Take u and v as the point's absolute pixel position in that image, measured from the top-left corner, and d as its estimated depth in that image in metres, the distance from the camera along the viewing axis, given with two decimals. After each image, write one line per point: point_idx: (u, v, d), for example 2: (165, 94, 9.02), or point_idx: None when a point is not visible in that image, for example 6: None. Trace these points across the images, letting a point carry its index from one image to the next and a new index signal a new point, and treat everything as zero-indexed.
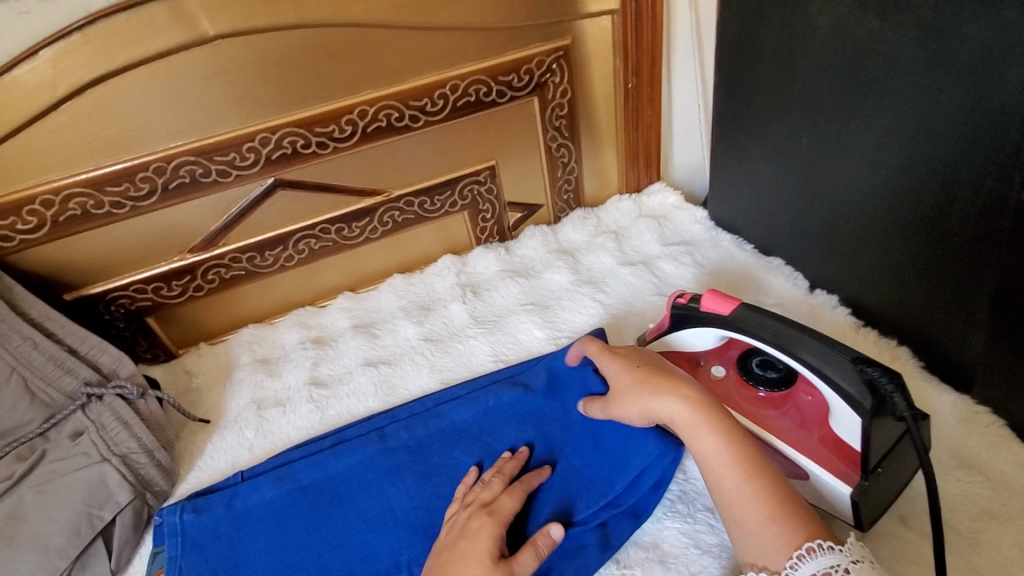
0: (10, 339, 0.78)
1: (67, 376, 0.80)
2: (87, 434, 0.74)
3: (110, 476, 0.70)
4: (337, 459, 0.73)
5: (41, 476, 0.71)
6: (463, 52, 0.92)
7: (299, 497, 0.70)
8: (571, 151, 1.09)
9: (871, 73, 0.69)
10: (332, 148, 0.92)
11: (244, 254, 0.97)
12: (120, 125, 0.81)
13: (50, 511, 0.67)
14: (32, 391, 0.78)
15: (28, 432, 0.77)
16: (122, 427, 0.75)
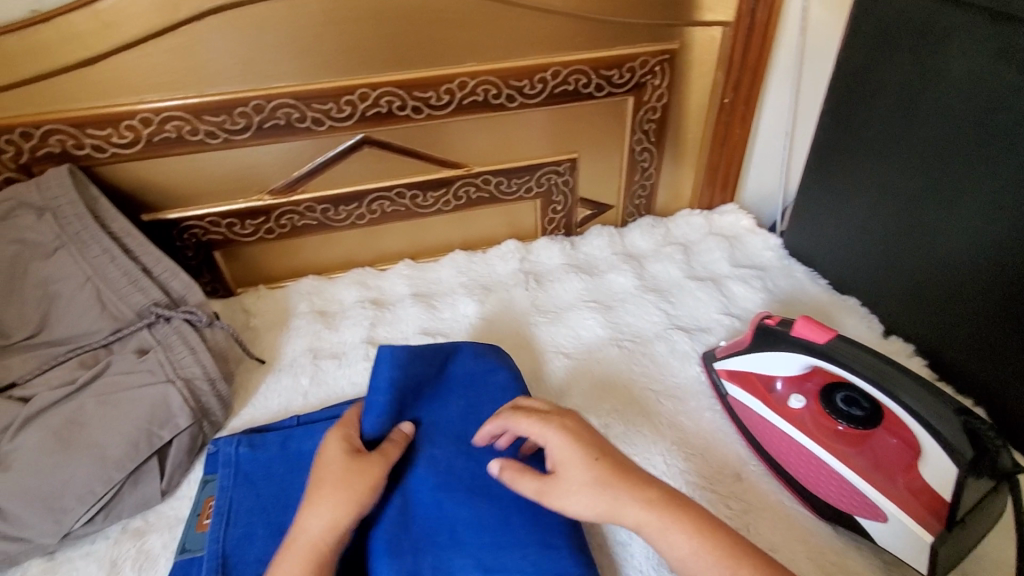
0: (90, 248, 0.79)
1: (138, 293, 0.80)
2: (155, 353, 0.74)
3: (173, 398, 0.70)
4: None
5: (104, 386, 0.71)
6: (572, 40, 0.90)
7: None
8: (654, 157, 1.08)
9: (1002, 126, 0.68)
10: (426, 114, 0.91)
11: (319, 205, 0.97)
12: (229, 57, 0.81)
13: (111, 423, 0.67)
14: (104, 303, 0.79)
15: (94, 341, 0.78)
16: (188, 353, 0.76)
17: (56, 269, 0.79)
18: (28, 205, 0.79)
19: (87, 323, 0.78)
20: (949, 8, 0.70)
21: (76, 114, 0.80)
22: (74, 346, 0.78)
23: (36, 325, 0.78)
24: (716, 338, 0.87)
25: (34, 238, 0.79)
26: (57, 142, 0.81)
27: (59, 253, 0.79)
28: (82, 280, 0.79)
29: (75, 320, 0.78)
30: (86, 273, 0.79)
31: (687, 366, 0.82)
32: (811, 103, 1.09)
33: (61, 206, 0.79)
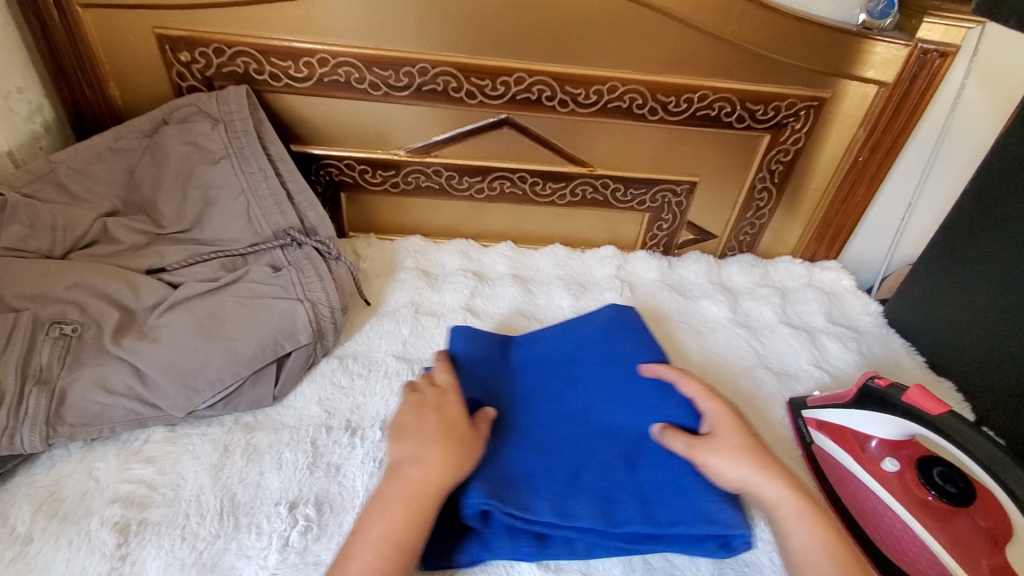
0: (249, 164, 0.87)
1: (280, 215, 0.87)
2: (288, 272, 0.82)
3: (299, 315, 0.77)
4: (549, 351, 0.81)
5: (242, 290, 0.79)
6: (728, 69, 0.92)
7: (539, 377, 0.78)
8: (771, 198, 1.08)
9: None
10: (570, 109, 0.95)
11: (446, 172, 1.02)
12: (410, 19, 0.86)
13: (247, 322, 0.75)
14: (248, 218, 0.87)
15: (235, 249, 0.86)
16: (315, 278, 0.82)
17: (216, 176, 0.87)
18: (205, 114, 0.88)
19: (232, 231, 0.86)
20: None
21: (265, 41, 0.87)
22: (214, 248, 0.85)
23: (190, 222, 0.87)
24: (803, 387, 0.87)
25: (204, 145, 0.87)
26: (242, 63, 0.89)
27: (221, 162, 0.87)
28: (236, 191, 0.87)
29: (223, 228, 0.86)
30: (239, 185, 0.87)
31: (771, 406, 0.83)
32: (946, 181, 1.07)
33: (233, 121, 0.87)
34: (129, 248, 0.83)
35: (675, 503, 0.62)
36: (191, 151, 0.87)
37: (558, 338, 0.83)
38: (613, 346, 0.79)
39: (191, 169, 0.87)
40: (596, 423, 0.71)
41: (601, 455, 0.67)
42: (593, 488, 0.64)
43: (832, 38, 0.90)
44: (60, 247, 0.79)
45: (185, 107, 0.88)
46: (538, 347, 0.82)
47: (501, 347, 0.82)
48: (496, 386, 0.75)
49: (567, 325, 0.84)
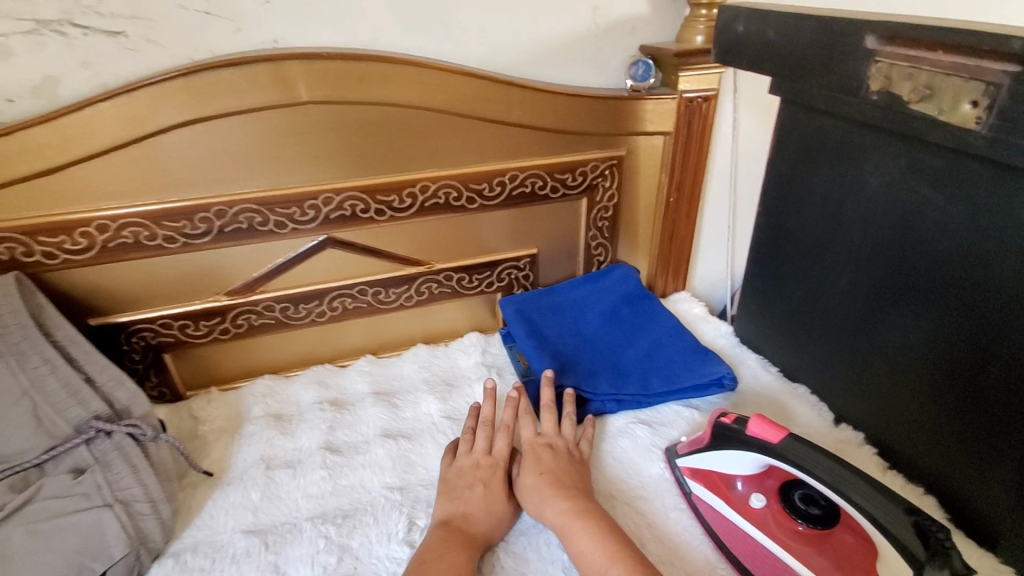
0: (29, 359, 0.75)
1: (78, 406, 0.76)
2: (91, 474, 0.71)
3: (109, 526, 0.68)
4: (573, 287, 1.10)
5: (34, 513, 0.67)
6: (529, 148, 0.97)
7: (569, 313, 1.06)
8: (608, 251, 1.13)
9: (913, 235, 0.72)
10: (389, 216, 0.94)
11: (278, 304, 0.96)
12: (191, 168, 0.83)
13: (42, 557, 0.64)
14: (38, 422, 0.74)
15: (26, 460, 0.73)
16: (128, 473, 0.72)
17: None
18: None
19: (18, 442, 0.73)
20: (862, 130, 0.77)
21: (30, 222, 0.79)
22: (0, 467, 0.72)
23: None
24: (678, 432, 0.88)
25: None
26: (6, 250, 0.79)
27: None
28: (17, 395, 0.74)
29: (6, 440, 0.73)
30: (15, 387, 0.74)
31: (650, 463, 0.82)
32: (747, 199, 1.18)
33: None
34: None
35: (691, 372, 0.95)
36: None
37: (576, 288, 1.09)
38: (603, 291, 1.09)
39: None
40: (618, 336, 1.03)
41: (622, 358, 0.98)
42: (643, 374, 0.95)
43: (608, 106, 0.98)
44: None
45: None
46: (565, 292, 1.09)
47: (539, 299, 1.07)
48: (548, 335, 1.01)
49: (580, 278, 1.11)
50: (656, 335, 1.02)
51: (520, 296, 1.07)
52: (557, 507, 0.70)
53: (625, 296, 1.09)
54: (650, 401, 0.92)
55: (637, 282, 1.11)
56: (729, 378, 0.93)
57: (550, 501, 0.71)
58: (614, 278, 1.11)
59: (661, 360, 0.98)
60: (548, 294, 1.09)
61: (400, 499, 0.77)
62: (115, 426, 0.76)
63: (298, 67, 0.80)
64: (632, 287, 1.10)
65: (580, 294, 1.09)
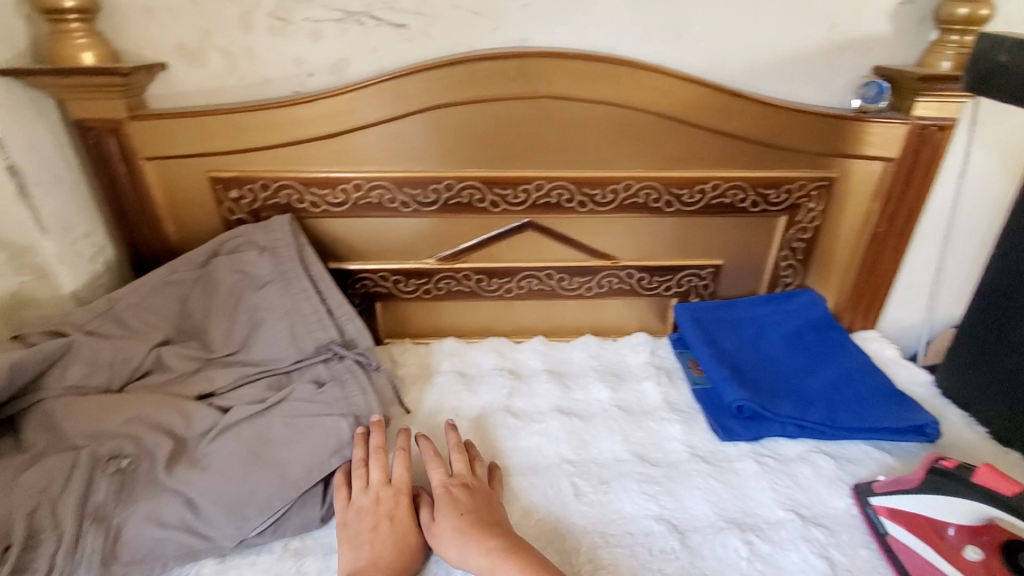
0: (293, 286, 0.92)
1: (323, 330, 0.90)
2: (332, 388, 0.84)
3: (345, 432, 0.79)
4: (752, 304, 1.07)
5: (289, 409, 0.80)
6: (737, 160, 0.97)
7: (746, 330, 1.04)
8: (797, 274, 1.09)
9: None
10: (590, 209, 1.00)
11: (476, 275, 1.06)
12: (436, 145, 0.95)
13: (293, 444, 0.76)
14: (293, 337, 0.90)
15: (281, 366, 0.88)
16: (357, 392, 0.85)
17: (262, 301, 0.91)
18: (254, 243, 0.94)
19: (278, 351, 0.89)
20: None
21: (307, 175, 0.96)
22: (263, 368, 0.88)
23: (238, 345, 0.90)
24: (866, 472, 0.84)
25: (253, 271, 0.92)
26: (286, 195, 0.97)
27: (268, 287, 0.91)
28: (281, 313, 0.90)
29: (270, 347, 0.89)
30: (282, 306, 0.91)
31: (834, 496, 0.79)
32: (965, 242, 1.08)
33: (280, 248, 0.93)
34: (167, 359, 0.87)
35: (886, 414, 0.89)
36: (240, 280, 0.92)
37: (755, 306, 1.07)
38: (785, 314, 1.06)
39: (241, 294, 0.92)
40: (800, 363, 0.99)
41: (805, 385, 0.95)
42: (827, 404, 0.91)
43: (829, 124, 0.95)
44: (116, 379, 0.82)
45: (236, 237, 0.94)
46: (743, 307, 1.07)
47: (716, 310, 1.06)
48: (725, 347, 1.00)
49: (761, 297, 1.08)
50: (844, 369, 0.97)
51: (696, 304, 1.07)
52: (481, 550, 0.66)
53: (809, 322, 1.04)
54: (836, 434, 0.88)
55: (826, 310, 1.06)
56: (933, 428, 0.87)
57: (473, 546, 0.67)
58: (798, 302, 1.07)
59: (849, 395, 0.93)
60: (726, 307, 1.07)
61: (574, 470, 0.83)
62: (348, 352, 0.89)
63: (543, 64, 0.89)
64: (819, 314, 1.05)
65: (759, 312, 1.07)
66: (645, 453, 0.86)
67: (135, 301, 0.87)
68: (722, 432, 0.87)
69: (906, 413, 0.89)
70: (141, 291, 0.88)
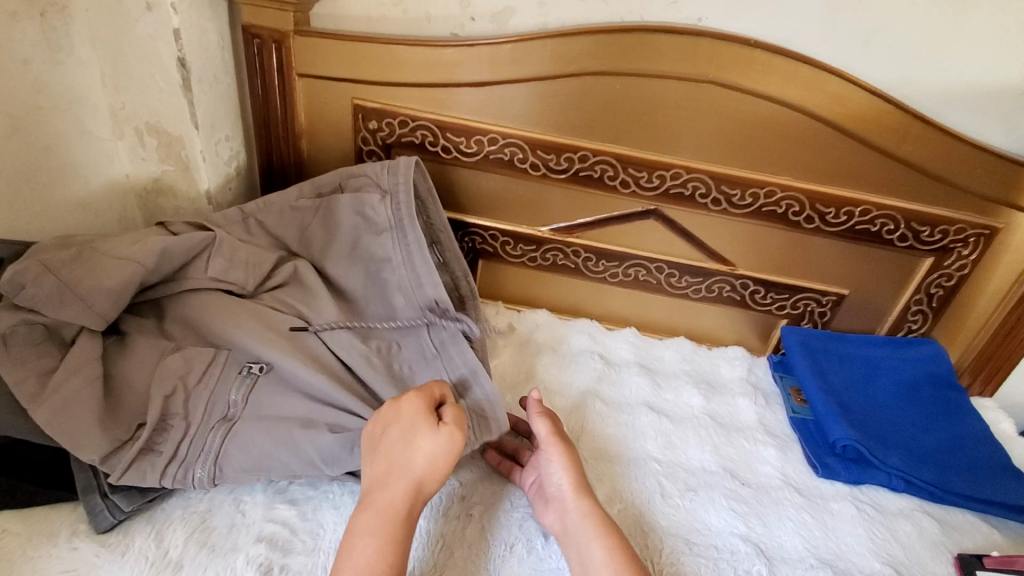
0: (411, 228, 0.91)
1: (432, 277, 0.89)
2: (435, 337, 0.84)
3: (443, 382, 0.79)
4: (867, 343, 1.00)
5: None
6: (896, 187, 0.90)
7: (856, 367, 0.97)
8: (925, 322, 1.01)
9: None
10: (722, 209, 0.95)
11: (585, 253, 1.04)
12: (581, 113, 0.92)
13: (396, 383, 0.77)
14: (404, 296, 0.86)
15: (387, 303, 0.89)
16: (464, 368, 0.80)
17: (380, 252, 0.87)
18: (376, 187, 0.88)
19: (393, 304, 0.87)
20: None
21: (446, 119, 0.95)
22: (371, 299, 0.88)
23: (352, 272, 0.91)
24: (973, 545, 0.77)
25: (374, 217, 0.87)
26: (421, 136, 0.97)
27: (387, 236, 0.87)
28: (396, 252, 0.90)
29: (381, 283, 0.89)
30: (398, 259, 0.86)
31: (936, 562, 0.74)
32: None
33: (398, 193, 0.86)
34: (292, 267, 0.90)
35: (1006, 490, 0.82)
36: (361, 222, 0.88)
37: (869, 345, 1.00)
38: (904, 360, 0.98)
39: (359, 238, 0.88)
40: (913, 415, 0.92)
41: (916, 440, 0.88)
42: (940, 466, 0.84)
43: (1011, 168, 0.87)
44: (249, 284, 0.83)
45: (359, 173, 0.89)
46: (858, 344, 1.00)
47: (827, 341, 1.00)
48: (832, 381, 0.94)
49: (877, 337, 1.01)
50: (961, 432, 0.90)
51: (805, 329, 1.01)
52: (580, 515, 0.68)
53: (928, 375, 0.96)
54: (945, 500, 0.82)
55: (950, 367, 0.97)
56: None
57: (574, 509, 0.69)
58: (919, 350, 0.99)
59: (965, 462, 0.86)
60: (838, 339, 1.01)
61: (659, 469, 0.80)
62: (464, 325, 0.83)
63: (716, 47, 0.84)
64: (942, 369, 0.97)
65: (874, 352, 0.99)
66: (734, 469, 0.82)
67: (270, 219, 0.89)
68: (820, 468, 0.83)
69: None
70: (278, 208, 0.89)
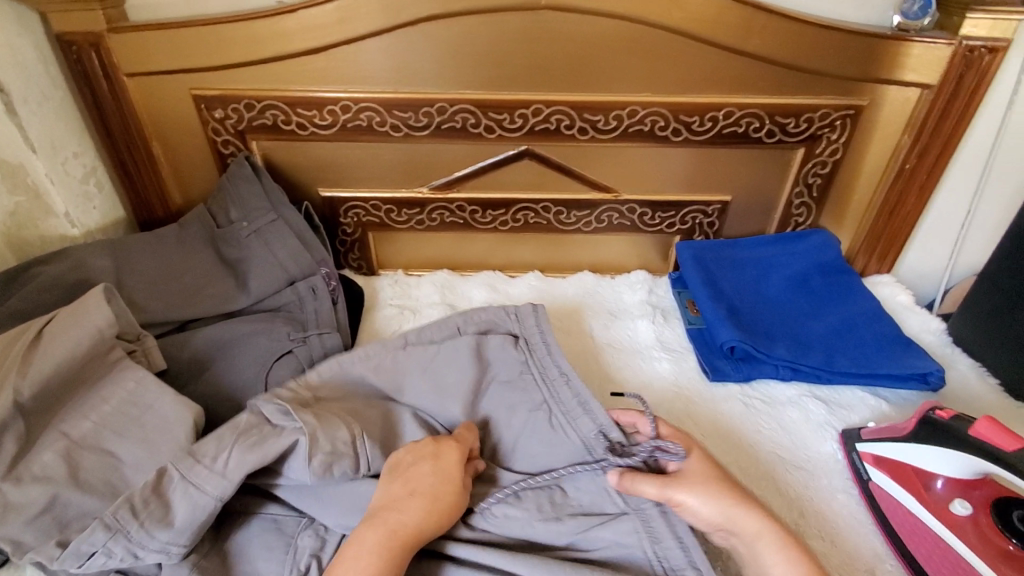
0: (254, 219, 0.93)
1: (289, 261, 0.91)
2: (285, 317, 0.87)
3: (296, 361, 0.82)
4: (758, 245, 1.01)
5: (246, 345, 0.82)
6: (754, 84, 0.89)
7: (749, 271, 0.99)
8: (810, 213, 1.02)
9: None
10: (591, 137, 0.93)
11: (470, 206, 1.02)
12: (426, 63, 0.88)
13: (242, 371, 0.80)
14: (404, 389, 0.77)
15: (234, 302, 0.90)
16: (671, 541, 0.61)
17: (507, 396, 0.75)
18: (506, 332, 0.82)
19: None
20: None
21: (292, 94, 0.91)
22: (239, 304, 0.90)
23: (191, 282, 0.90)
24: (858, 419, 0.81)
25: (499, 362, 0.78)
26: (272, 116, 0.93)
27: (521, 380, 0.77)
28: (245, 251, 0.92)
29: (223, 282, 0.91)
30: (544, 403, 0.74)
31: (820, 440, 0.77)
32: (1008, 184, 0.96)
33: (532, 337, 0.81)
34: (145, 286, 0.89)
35: (887, 360, 0.85)
36: (480, 370, 0.76)
37: (760, 246, 1.01)
38: (794, 254, 1.00)
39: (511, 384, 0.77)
40: (804, 306, 0.94)
41: (805, 328, 0.91)
42: (824, 348, 0.87)
43: (863, 43, 0.85)
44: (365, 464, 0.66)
45: (487, 322, 0.83)
46: (750, 247, 1.01)
47: (719, 249, 1.01)
48: (724, 287, 0.96)
49: (767, 237, 1.03)
50: (852, 314, 0.92)
51: (697, 242, 1.02)
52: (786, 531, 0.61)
53: (819, 265, 0.98)
54: (832, 379, 0.85)
55: (838, 252, 0.99)
56: (938, 376, 0.83)
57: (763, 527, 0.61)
58: (808, 242, 1.00)
59: (851, 340, 0.89)
60: (731, 246, 1.02)
61: None
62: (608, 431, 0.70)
63: None
64: (831, 256, 0.99)
65: (766, 252, 1.01)
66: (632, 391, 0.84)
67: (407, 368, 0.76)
68: (711, 372, 0.86)
69: (907, 357, 0.85)
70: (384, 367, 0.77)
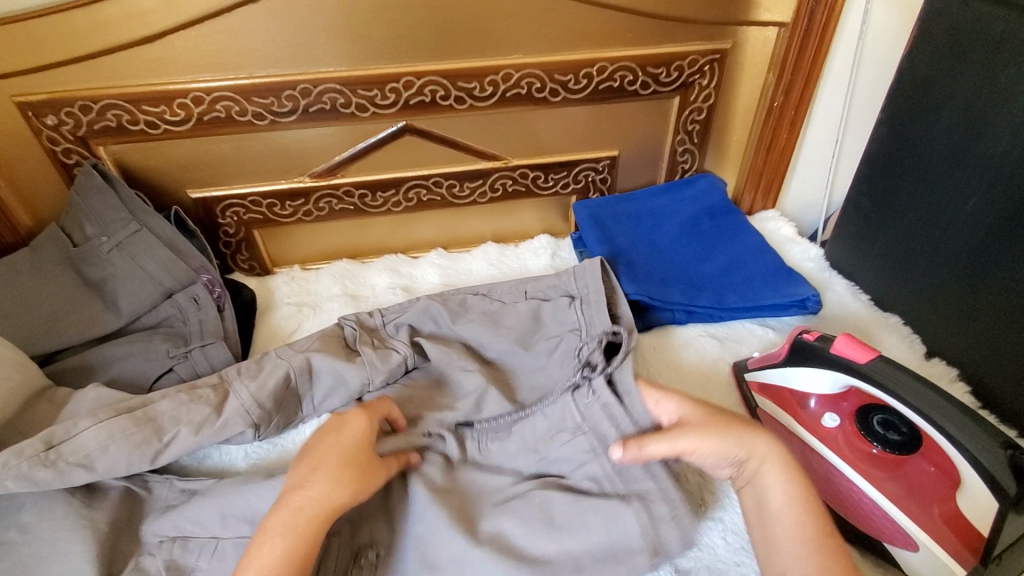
0: (112, 232, 0.84)
1: (161, 272, 0.84)
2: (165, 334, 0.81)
3: None
4: (652, 196, 1.03)
5: None
6: (622, 36, 0.89)
7: (644, 221, 1.01)
8: (695, 158, 1.05)
9: (988, 130, 0.74)
10: (469, 105, 0.91)
11: (357, 190, 0.97)
12: (277, 42, 0.82)
13: None
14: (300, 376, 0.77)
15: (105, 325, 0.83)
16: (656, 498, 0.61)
17: (552, 354, 0.75)
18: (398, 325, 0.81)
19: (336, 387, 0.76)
20: (1000, 11, 0.70)
21: (133, 89, 0.82)
22: (111, 326, 0.83)
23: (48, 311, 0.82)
24: (749, 349, 0.86)
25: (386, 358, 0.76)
26: (114, 116, 0.84)
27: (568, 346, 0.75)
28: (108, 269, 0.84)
29: (88, 305, 0.83)
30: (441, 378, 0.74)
31: (717, 376, 0.81)
32: (868, 111, 1.01)
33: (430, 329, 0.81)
34: None
35: (771, 291, 0.90)
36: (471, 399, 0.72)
37: (653, 196, 1.03)
38: (685, 200, 1.02)
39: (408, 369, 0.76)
40: (696, 250, 0.97)
41: (698, 271, 0.94)
42: (715, 287, 0.91)
43: None
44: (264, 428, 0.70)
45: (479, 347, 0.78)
46: (642, 198, 1.03)
47: (613, 204, 1.02)
48: (620, 241, 0.97)
49: (660, 186, 1.05)
50: (740, 251, 0.96)
51: (592, 199, 1.03)
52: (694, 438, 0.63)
53: (709, 208, 1.01)
54: (725, 316, 0.89)
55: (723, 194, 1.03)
56: (814, 300, 0.88)
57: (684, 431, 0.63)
58: (697, 187, 1.03)
59: (741, 277, 0.93)
60: (625, 199, 1.03)
61: None
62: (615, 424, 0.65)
63: None
64: (718, 199, 1.02)
65: (660, 202, 1.03)
66: None
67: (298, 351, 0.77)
68: None
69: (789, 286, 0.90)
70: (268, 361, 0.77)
